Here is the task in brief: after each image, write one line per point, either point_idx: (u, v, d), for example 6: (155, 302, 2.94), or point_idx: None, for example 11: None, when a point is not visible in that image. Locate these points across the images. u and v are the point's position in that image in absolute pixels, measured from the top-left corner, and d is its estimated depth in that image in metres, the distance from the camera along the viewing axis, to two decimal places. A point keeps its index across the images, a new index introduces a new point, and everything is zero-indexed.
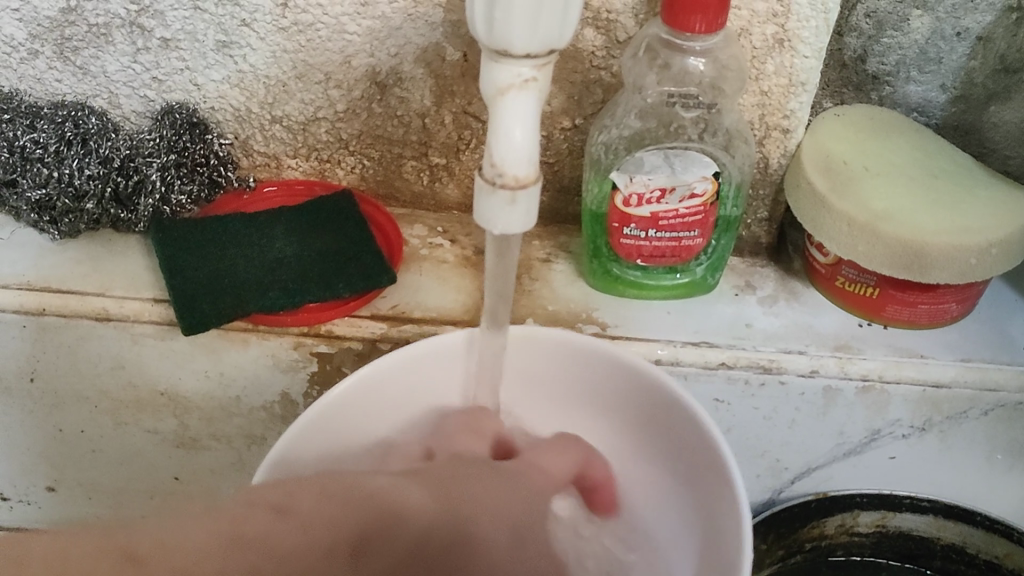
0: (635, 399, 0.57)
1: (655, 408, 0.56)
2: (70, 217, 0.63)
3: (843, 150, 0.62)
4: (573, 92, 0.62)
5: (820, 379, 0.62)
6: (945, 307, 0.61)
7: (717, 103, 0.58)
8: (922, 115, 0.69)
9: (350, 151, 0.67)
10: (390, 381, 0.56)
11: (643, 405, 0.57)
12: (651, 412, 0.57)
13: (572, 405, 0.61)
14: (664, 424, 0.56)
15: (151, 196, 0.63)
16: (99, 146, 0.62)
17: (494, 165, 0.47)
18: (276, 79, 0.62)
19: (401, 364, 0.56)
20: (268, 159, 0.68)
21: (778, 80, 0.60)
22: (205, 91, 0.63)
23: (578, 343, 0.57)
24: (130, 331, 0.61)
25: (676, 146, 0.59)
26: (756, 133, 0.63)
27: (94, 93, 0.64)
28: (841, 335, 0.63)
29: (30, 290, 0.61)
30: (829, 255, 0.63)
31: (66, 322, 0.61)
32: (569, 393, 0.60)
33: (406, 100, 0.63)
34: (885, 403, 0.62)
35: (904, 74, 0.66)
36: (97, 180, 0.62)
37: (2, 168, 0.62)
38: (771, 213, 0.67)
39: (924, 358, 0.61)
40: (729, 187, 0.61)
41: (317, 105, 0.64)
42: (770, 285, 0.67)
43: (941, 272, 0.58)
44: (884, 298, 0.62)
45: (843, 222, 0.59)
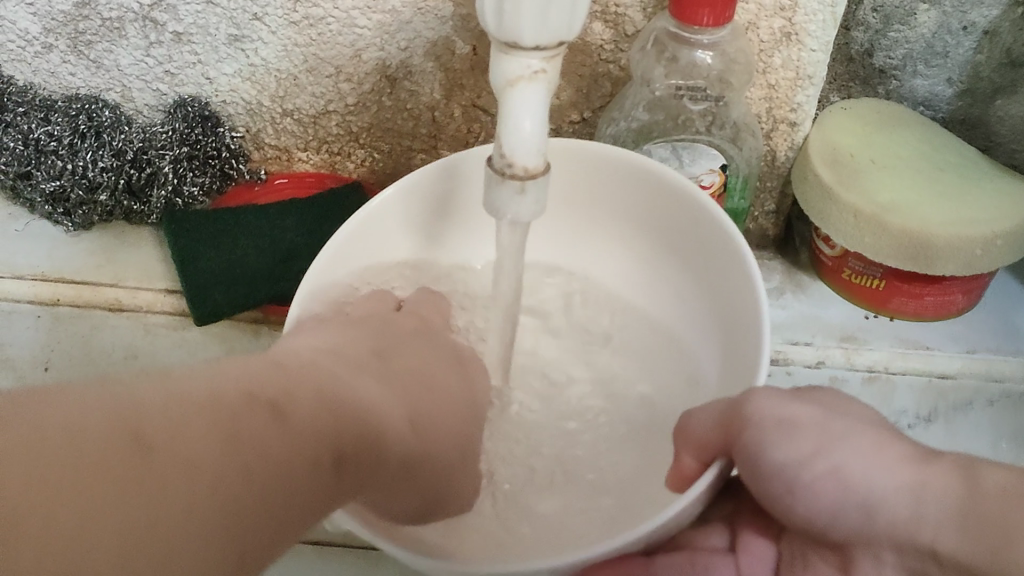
0: (689, 231, 0.54)
1: (687, 247, 0.55)
2: (83, 209, 0.64)
3: (849, 143, 0.63)
4: (581, 86, 0.63)
5: (826, 371, 0.62)
6: (951, 298, 0.62)
7: (725, 96, 0.59)
8: (928, 109, 0.69)
9: (361, 144, 0.67)
10: (402, 210, 0.57)
11: (686, 242, 0.55)
12: (693, 249, 0.54)
13: (618, 211, 0.58)
14: (699, 266, 0.55)
15: (163, 188, 0.64)
16: (112, 139, 0.63)
17: (503, 156, 0.48)
18: (287, 72, 0.63)
19: (424, 186, 0.56)
20: (279, 151, 0.68)
21: (786, 74, 0.60)
22: (217, 84, 0.64)
23: (620, 173, 0.55)
24: (143, 321, 0.62)
25: (683, 139, 0.60)
26: (763, 126, 0.63)
27: (107, 87, 0.65)
28: (848, 326, 0.63)
29: (45, 281, 0.62)
30: (836, 248, 0.63)
31: (81, 314, 0.62)
32: (612, 177, 0.56)
33: (416, 93, 0.63)
34: (889, 394, 0.62)
35: (911, 68, 0.67)
36: (110, 172, 0.63)
37: (18, 159, 0.63)
38: (778, 206, 0.67)
39: (930, 349, 0.62)
40: (737, 179, 0.62)
41: (328, 98, 0.64)
42: (777, 277, 0.67)
43: (946, 264, 0.58)
44: (890, 290, 0.62)
45: (849, 214, 0.60)
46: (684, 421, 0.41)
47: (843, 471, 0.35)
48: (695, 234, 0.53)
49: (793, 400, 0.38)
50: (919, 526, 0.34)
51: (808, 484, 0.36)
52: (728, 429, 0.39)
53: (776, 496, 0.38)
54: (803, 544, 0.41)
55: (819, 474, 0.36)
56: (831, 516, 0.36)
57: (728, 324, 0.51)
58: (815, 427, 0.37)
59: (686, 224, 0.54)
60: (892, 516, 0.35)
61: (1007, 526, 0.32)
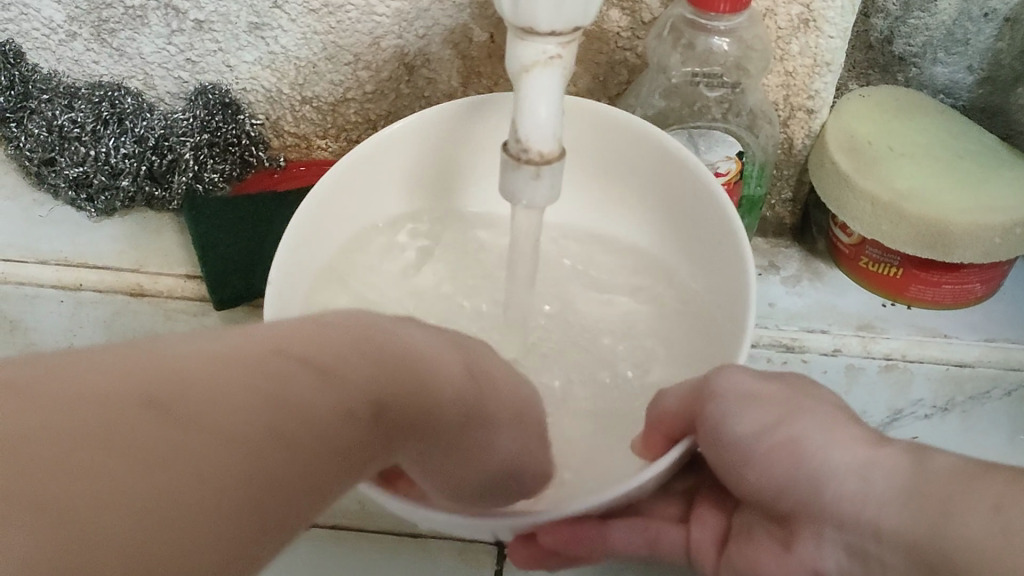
0: (682, 183, 0.56)
1: (678, 200, 0.57)
2: (106, 194, 0.64)
3: (868, 131, 0.63)
4: (599, 73, 0.63)
5: (842, 358, 0.62)
6: (969, 286, 0.62)
7: (741, 83, 0.59)
8: (949, 97, 0.69)
9: (380, 132, 0.68)
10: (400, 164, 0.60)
11: (678, 197, 0.57)
12: (684, 201, 0.57)
13: (612, 173, 0.61)
14: (686, 216, 0.57)
15: (184, 175, 0.64)
16: (134, 125, 0.64)
17: (519, 141, 0.49)
18: (307, 60, 0.63)
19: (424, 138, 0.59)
20: (299, 139, 0.69)
21: (803, 61, 0.60)
22: (238, 72, 0.65)
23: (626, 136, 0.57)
24: (164, 306, 0.63)
25: (699, 126, 0.61)
26: (780, 114, 0.63)
27: (130, 74, 0.66)
28: (865, 314, 0.63)
29: (68, 266, 0.63)
30: (853, 235, 0.63)
31: (103, 298, 0.63)
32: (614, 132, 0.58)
33: (434, 80, 0.64)
34: (908, 383, 0.62)
35: (931, 56, 0.66)
36: (132, 158, 0.63)
37: (41, 146, 0.64)
38: (796, 193, 0.67)
39: (947, 337, 0.62)
40: (754, 166, 0.62)
41: (347, 85, 0.65)
42: (794, 264, 0.67)
43: (965, 251, 0.58)
44: (907, 277, 0.62)
45: (866, 201, 0.59)
46: (656, 407, 0.45)
47: (799, 442, 0.38)
48: (685, 183, 0.56)
49: (759, 379, 0.42)
50: (867, 503, 0.36)
51: (763, 454, 0.40)
52: (694, 405, 0.42)
53: (732, 465, 0.41)
54: (752, 518, 0.43)
55: (777, 443, 0.39)
56: (787, 482, 0.39)
57: (710, 279, 0.56)
58: (778, 400, 0.40)
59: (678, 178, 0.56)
60: (840, 489, 0.37)
61: (949, 497, 0.33)
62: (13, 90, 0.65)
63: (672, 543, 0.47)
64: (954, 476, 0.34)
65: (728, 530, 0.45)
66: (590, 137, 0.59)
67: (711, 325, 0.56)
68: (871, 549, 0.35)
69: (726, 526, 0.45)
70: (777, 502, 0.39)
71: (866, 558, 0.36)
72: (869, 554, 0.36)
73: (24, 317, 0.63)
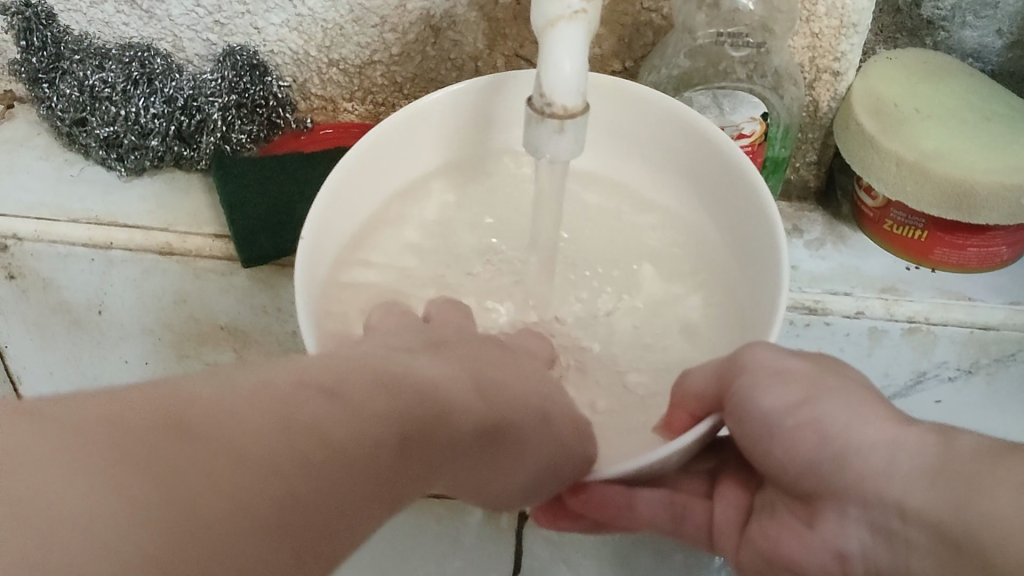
0: (709, 151, 0.55)
1: (703, 169, 0.57)
2: (135, 154, 0.65)
3: (894, 93, 0.62)
4: (624, 35, 0.63)
5: (866, 321, 0.62)
6: (995, 249, 0.61)
7: (767, 43, 0.59)
8: (978, 61, 0.68)
9: (406, 95, 0.68)
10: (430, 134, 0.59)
11: (704, 165, 0.56)
12: (708, 170, 0.56)
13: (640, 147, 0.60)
14: (712, 185, 0.57)
15: (212, 134, 0.64)
16: (163, 86, 0.64)
17: (543, 95, 0.49)
18: (333, 22, 0.64)
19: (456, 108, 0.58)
20: (325, 102, 0.70)
21: (830, 22, 0.60)
22: (265, 34, 0.66)
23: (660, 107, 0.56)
24: (192, 266, 0.64)
25: (725, 86, 0.60)
26: (806, 76, 0.63)
27: (159, 36, 0.67)
28: (889, 277, 0.63)
29: (99, 225, 0.63)
30: (878, 198, 0.63)
31: (132, 256, 0.63)
32: (640, 102, 0.57)
33: (460, 43, 0.64)
34: (931, 344, 0.63)
35: (960, 19, 0.66)
36: (161, 118, 0.64)
37: (73, 106, 0.65)
38: (820, 156, 0.67)
39: (972, 300, 0.61)
40: (777, 128, 0.61)
41: (373, 48, 0.65)
42: (818, 228, 0.67)
43: (991, 212, 0.58)
44: (932, 240, 0.62)
45: (891, 162, 0.59)
46: (680, 386, 0.45)
47: (823, 422, 0.39)
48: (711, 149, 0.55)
49: (784, 355, 0.41)
50: (889, 479, 0.36)
51: (787, 431, 0.40)
52: (723, 378, 0.42)
53: (758, 441, 0.41)
54: (776, 497, 0.44)
55: (800, 420, 0.39)
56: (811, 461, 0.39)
57: (737, 244, 0.56)
58: (805, 378, 0.40)
59: (703, 147, 0.56)
60: (862, 467, 0.37)
61: (976, 474, 0.34)
62: (45, 51, 0.66)
63: (697, 518, 0.47)
64: (982, 455, 0.34)
65: (750, 512, 0.46)
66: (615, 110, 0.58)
67: (738, 304, 0.55)
68: (897, 528, 0.36)
69: (750, 504, 0.46)
70: (799, 480, 0.40)
71: (891, 535, 0.36)
72: (892, 530, 0.36)
73: (56, 275, 0.65)
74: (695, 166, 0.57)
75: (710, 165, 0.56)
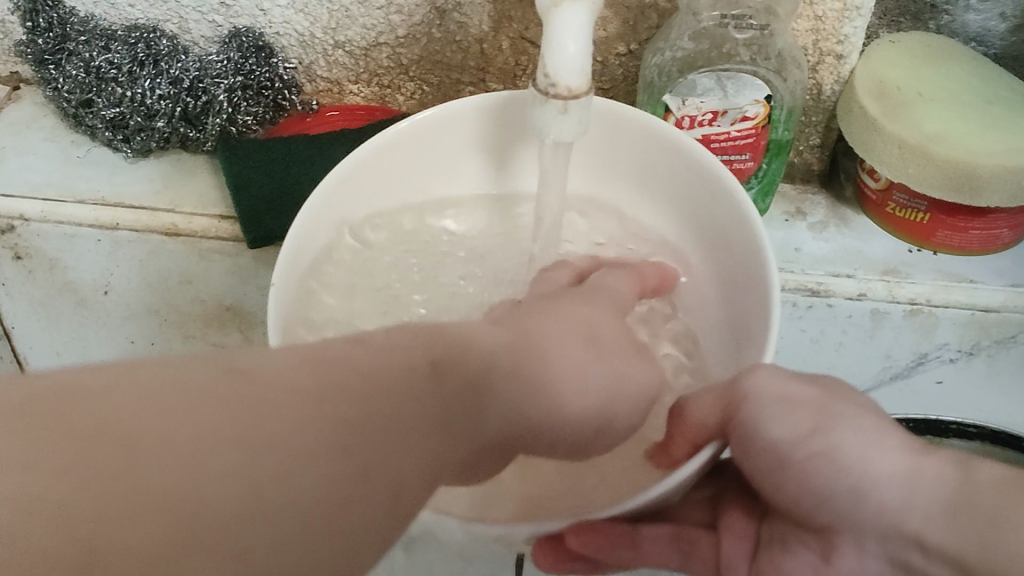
0: (700, 180, 0.53)
1: (694, 196, 0.55)
2: (142, 134, 0.65)
3: (897, 76, 0.62)
4: (628, 17, 0.63)
5: (867, 303, 0.62)
6: (997, 232, 0.62)
7: (770, 25, 0.59)
8: (980, 45, 0.69)
9: (411, 77, 0.69)
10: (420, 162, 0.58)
11: (696, 194, 0.54)
12: (700, 198, 0.54)
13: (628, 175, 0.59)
14: (703, 214, 0.55)
15: (218, 116, 0.64)
16: (169, 67, 0.65)
17: (548, 75, 0.49)
18: (339, 4, 0.64)
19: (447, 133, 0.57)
20: (331, 84, 0.70)
21: (833, 4, 0.60)
22: (271, 16, 0.66)
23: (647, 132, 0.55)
24: (197, 246, 0.64)
25: (729, 68, 0.59)
26: (809, 59, 0.63)
27: (165, 17, 0.67)
28: (891, 259, 0.63)
29: (105, 205, 0.64)
30: (881, 180, 0.63)
31: (139, 237, 0.64)
32: (631, 128, 0.55)
33: (465, 25, 0.64)
34: (933, 326, 0.63)
35: (963, 3, 0.66)
36: (167, 99, 0.64)
37: (79, 87, 0.65)
38: (824, 140, 0.67)
39: (973, 282, 0.62)
40: (782, 110, 0.61)
41: (379, 30, 0.66)
42: (821, 211, 0.67)
43: (992, 195, 0.58)
44: (935, 223, 0.62)
45: (894, 144, 0.60)
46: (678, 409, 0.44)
47: (836, 454, 0.39)
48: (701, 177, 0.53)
49: (787, 379, 0.41)
50: (909, 514, 0.37)
51: (800, 463, 0.39)
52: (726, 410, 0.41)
53: (768, 472, 0.41)
54: (785, 529, 0.43)
55: (810, 455, 0.39)
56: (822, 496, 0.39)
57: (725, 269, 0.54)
58: (810, 407, 0.40)
59: (694, 176, 0.54)
60: (881, 500, 0.38)
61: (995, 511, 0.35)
62: (51, 32, 0.66)
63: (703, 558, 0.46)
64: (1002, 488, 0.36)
65: (758, 545, 0.45)
66: (608, 137, 0.57)
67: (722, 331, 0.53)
68: (916, 560, 0.38)
69: (758, 537, 0.45)
70: (812, 513, 0.40)
71: (909, 566, 0.38)
72: (912, 561, 0.38)
73: (63, 256, 0.65)
74: (688, 193, 0.55)
75: (701, 193, 0.54)
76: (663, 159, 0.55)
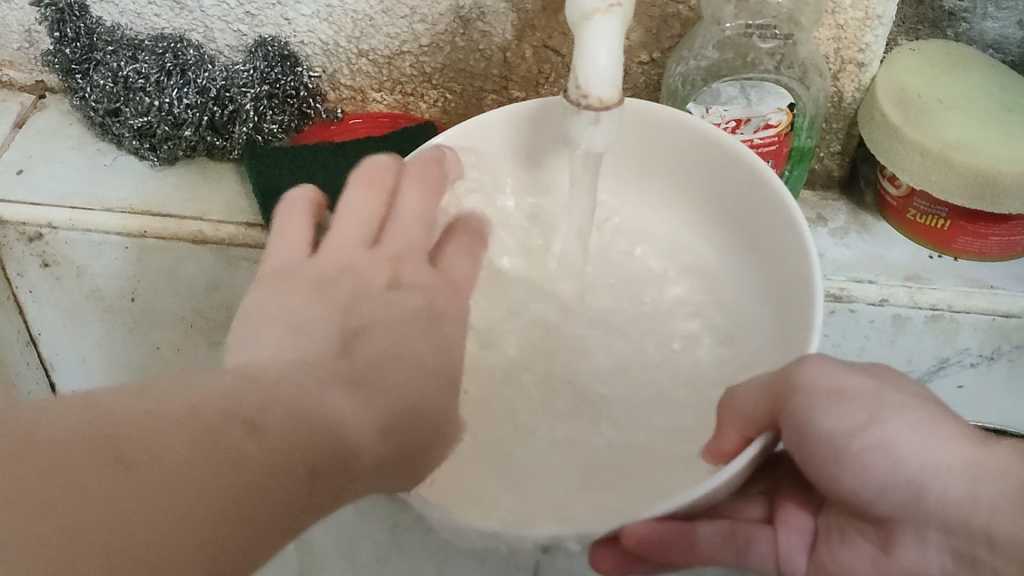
0: (734, 178, 0.54)
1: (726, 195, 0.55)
2: (169, 144, 0.66)
3: (917, 84, 0.63)
4: (651, 26, 0.64)
5: (889, 308, 0.63)
6: (1016, 239, 0.62)
7: (794, 35, 0.60)
8: (998, 52, 0.69)
9: (434, 85, 0.69)
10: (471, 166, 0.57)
11: (729, 194, 0.55)
12: (733, 197, 0.55)
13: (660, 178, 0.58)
14: (738, 212, 0.55)
15: (245, 125, 0.65)
16: (196, 77, 0.65)
17: (579, 87, 0.49)
18: (363, 13, 0.65)
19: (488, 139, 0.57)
20: (354, 92, 0.71)
21: (855, 13, 0.61)
22: (296, 25, 0.66)
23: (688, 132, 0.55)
24: (225, 253, 0.64)
25: (752, 77, 0.60)
26: (831, 67, 0.64)
27: (190, 27, 0.67)
28: (912, 265, 0.64)
29: (133, 213, 0.64)
30: (901, 187, 0.64)
31: (166, 245, 0.64)
32: (664, 134, 0.56)
33: (489, 34, 0.65)
34: (954, 331, 0.64)
35: (981, 11, 0.67)
36: (194, 109, 0.65)
37: (106, 96, 0.66)
38: (844, 146, 0.68)
39: (994, 288, 0.62)
40: (804, 118, 0.62)
41: (403, 39, 0.66)
42: (842, 217, 0.68)
43: (1013, 202, 0.59)
44: (955, 229, 0.63)
45: (915, 151, 0.60)
46: (728, 399, 0.44)
47: (894, 446, 0.38)
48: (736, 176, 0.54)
49: (841, 369, 0.40)
50: (973, 508, 0.37)
51: (855, 454, 0.39)
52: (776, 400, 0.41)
53: (822, 464, 0.41)
54: (842, 520, 0.44)
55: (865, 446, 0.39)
56: (883, 485, 0.39)
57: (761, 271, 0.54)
58: (865, 396, 0.39)
59: (726, 176, 0.54)
60: (943, 492, 0.38)
61: None
62: (78, 42, 0.66)
63: (762, 554, 0.46)
64: None
65: (816, 536, 0.46)
66: (641, 140, 0.57)
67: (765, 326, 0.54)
68: (980, 555, 0.36)
69: (816, 529, 0.46)
70: (872, 504, 0.40)
71: (974, 563, 0.37)
72: (975, 558, 0.37)
73: (90, 263, 0.66)
74: (722, 195, 0.56)
75: (734, 193, 0.54)
76: (694, 163, 0.56)
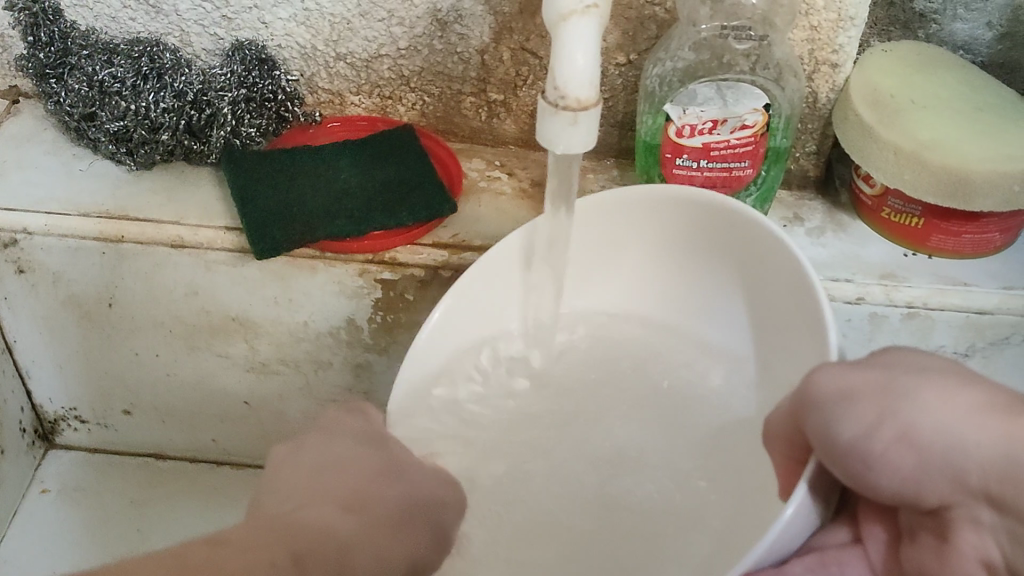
0: (693, 221, 0.54)
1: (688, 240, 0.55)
2: (146, 148, 0.66)
3: (890, 84, 0.64)
4: (628, 28, 0.64)
5: (865, 307, 0.63)
6: (989, 236, 0.63)
7: (769, 36, 0.61)
8: (968, 53, 0.70)
9: (412, 88, 0.69)
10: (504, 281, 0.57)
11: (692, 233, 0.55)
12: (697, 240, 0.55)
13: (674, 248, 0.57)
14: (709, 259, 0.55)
15: (222, 129, 0.65)
16: (173, 81, 0.65)
17: (557, 88, 0.49)
18: (341, 17, 0.65)
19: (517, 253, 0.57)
20: (332, 95, 0.70)
21: (829, 15, 0.62)
22: (273, 28, 0.66)
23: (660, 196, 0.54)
24: (203, 258, 0.64)
25: (728, 79, 0.60)
26: (805, 68, 0.65)
27: (167, 30, 0.67)
28: (888, 264, 0.65)
29: (109, 218, 0.63)
30: (876, 186, 0.65)
31: (143, 250, 0.63)
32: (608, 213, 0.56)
33: (466, 37, 0.65)
34: (930, 329, 0.64)
35: (951, 12, 0.68)
36: (172, 113, 0.65)
37: (82, 101, 0.66)
38: (819, 146, 0.69)
39: (968, 286, 0.63)
40: (779, 118, 0.63)
41: (381, 42, 0.66)
42: (818, 216, 0.69)
43: (985, 200, 0.59)
44: (929, 227, 0.63)
45: (889, 151, 0.61)
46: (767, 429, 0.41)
47: (917, 431, 0.33)
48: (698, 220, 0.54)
49: (851, 371, 0.36)
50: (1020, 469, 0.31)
51: (879, 458, 0.34)
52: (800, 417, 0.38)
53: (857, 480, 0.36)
54: (915, 519, 0.37)
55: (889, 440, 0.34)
56: (919, 483, 0.34)
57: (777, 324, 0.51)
58: (873, 393, 0.35)
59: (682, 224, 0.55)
60: (984, 463, 0.32)
61: None
62: (52, 47, 0.66)
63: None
64: None
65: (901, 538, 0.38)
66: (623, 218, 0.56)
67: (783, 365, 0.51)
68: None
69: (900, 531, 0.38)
70: (922, 500, 0.34)
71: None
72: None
73: (65, 269, 0.65)
74: (687, 241, 0.56)
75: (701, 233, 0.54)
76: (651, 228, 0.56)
